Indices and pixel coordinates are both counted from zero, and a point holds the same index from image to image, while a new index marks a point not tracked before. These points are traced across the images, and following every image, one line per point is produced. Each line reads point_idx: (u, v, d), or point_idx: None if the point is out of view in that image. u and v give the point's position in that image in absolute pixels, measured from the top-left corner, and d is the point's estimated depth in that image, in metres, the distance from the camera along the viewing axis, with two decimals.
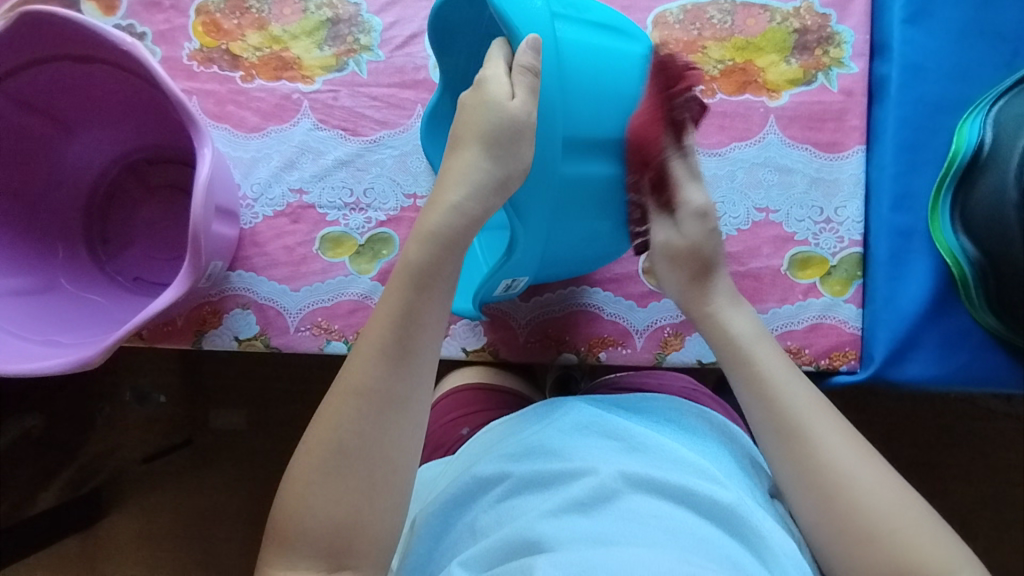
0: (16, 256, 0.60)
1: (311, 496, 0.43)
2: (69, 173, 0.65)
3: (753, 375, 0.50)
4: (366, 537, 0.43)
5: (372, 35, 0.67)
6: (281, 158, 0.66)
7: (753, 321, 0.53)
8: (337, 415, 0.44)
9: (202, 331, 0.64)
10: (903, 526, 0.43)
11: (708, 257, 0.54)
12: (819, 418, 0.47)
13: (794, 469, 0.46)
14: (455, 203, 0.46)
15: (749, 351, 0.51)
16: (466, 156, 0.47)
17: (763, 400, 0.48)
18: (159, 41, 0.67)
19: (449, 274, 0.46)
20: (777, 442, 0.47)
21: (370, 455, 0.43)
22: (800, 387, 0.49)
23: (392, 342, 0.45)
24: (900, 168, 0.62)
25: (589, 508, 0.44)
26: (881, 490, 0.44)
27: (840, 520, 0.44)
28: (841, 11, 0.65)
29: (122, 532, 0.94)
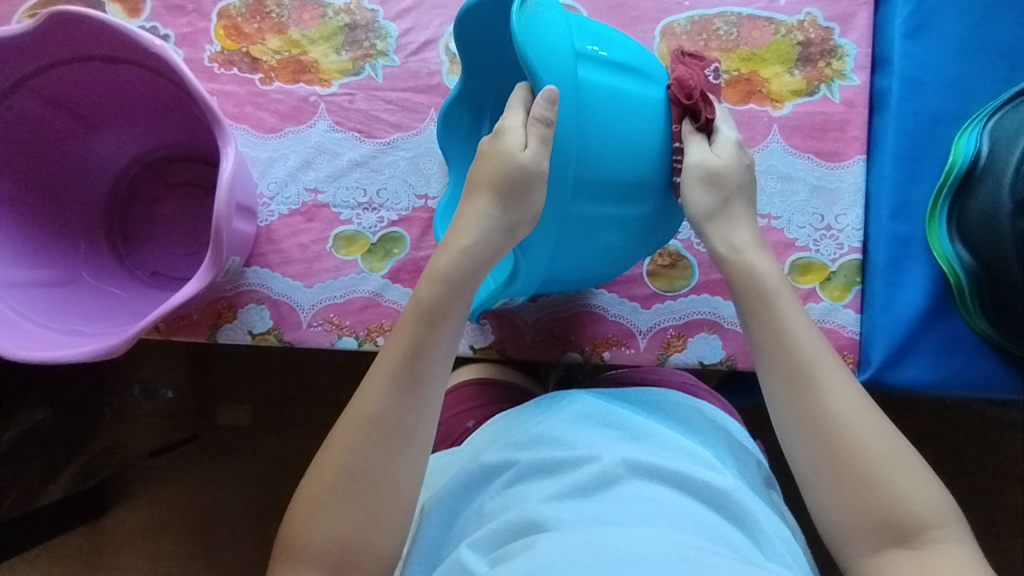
0: (39, 248, 0.62)
1: (319, 515, 0.45)
2: (92, 169, 0.67)
3: (763, 297, 0.51)
4: (369, 552, 0.45)
5: (388, 40, 0.69)
6: (298, 158, 0.68)
7: (776, 270, 0.52)
8: (348, 439, 0.47)
9: (217, 324, 0.66)
10: (888, 455, 0.45)
11: (732, 187, 0.53)
12: (817, 344, 0.49)
13: (789, 385, 0.48)
14: (467, 247, 0.49)
15: (757, 281, 0.51)
16: (478, 204, 0.50)
17: (768, 319, 0.50)
18: (181, 43, 0.69)
19: (457, 311, 0.49)
20: (778, 360, 0.49)
21: (376, 479, 0.46)
22: (812, 339, 0.49)
23: (401, 374, 0.48)
24: (899, 177, 0.64)
25: (593, 492, 0.45)
26: (868, 422, 0.46)
27: (845, 471, 0.45)
28: (844, 24, 0.67)
29: (129, 523, 0.96)
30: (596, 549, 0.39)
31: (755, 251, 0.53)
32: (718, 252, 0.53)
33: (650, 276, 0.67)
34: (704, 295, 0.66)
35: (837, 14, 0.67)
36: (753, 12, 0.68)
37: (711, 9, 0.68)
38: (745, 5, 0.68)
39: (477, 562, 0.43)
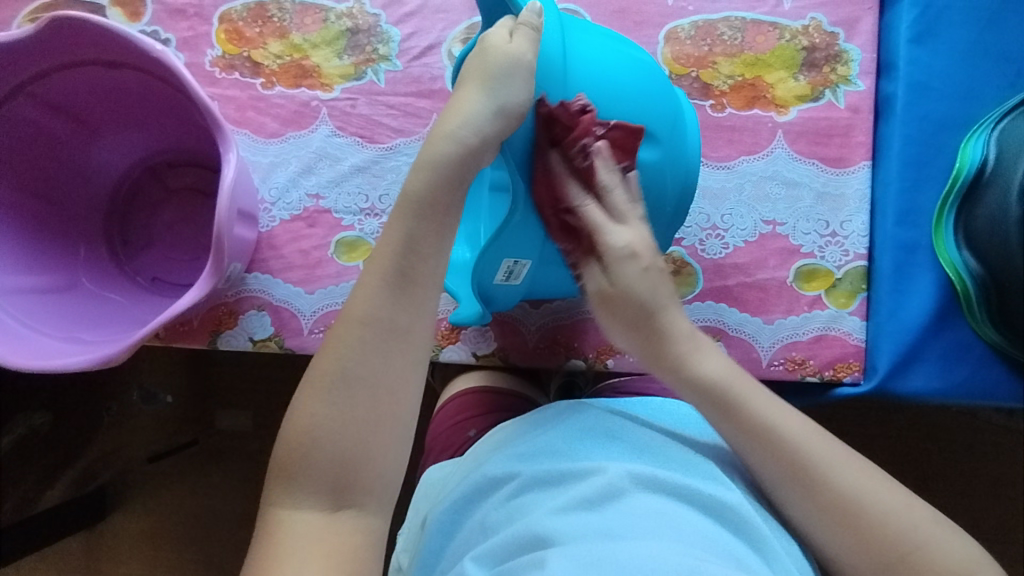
0: (38, 254, 0.62)
1: (317, 424, 0.43)
2: (91, 173, 0.67)
3: (725, 405, 0.50)
4: (370, 468, 0.44)
5: (391, 45, 0.69)
6: (299, 163, 0.67)
7: (724, 360, 0.52)
8: (342, 345, 0.44)
9: (217, 331, 0.65)
10: (902, 519, 0.46)
11: (645, 303, 0.52)
12: (804, 430, 0.49)
13: (788, 483, 0.47)
14: (453, 132, 0.45)
15: (717, 385, 0.50)
16: (462, 97, 0.45)
17: (739, 426, 0.49)
18: (182, 47, 0.68)
19: (452, 209, 0.46)
20: (768, 463, 0.48)
21: (375, 383, 0.44)
22: (789, 418, 0.49)
23: (394, 272, 0.45)
24: (905, 184, 0.64)
25: (598, 505, 0.45)
26: (874, 489, 0.46)
27: (866, 548, 0.45)
28: (849, 30, 0.67)
29: (128, 529, 0.95)
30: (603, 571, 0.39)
31: (698, 352, 0.52)
32: (669, 366, 0.52)
33: None
34: (708, 302, 0.64)
35: (842, 20, 0.67)
36: (757, 17, 0.67)
37: (715, 14, 0.67)
38: (750, 10, 0.67)
39: None
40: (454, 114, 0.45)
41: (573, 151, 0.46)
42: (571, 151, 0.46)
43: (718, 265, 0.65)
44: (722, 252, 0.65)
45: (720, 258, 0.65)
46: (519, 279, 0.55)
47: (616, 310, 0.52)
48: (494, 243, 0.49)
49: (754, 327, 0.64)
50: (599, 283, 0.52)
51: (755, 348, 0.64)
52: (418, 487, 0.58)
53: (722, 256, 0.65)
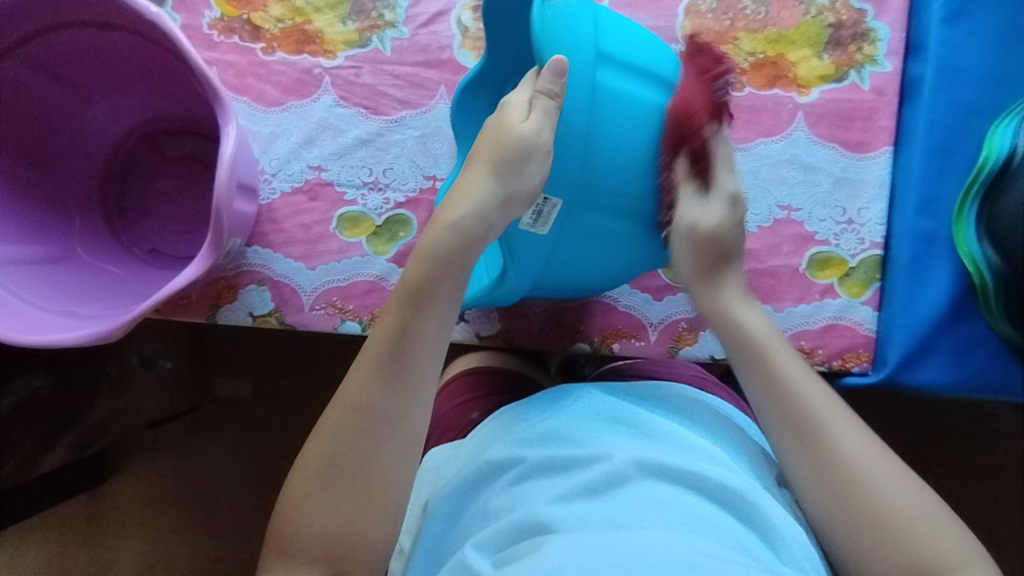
0: (33, 223, 0.60)
1: (308, 505, 0.44)
2: (86, 139, 0.65)
3: (744, 335, 0.51)
4: (381, 476, 0.44)
5: (397, 11, 0.66)
6: (301, 134, 0.65)
7: (766, 320, 0.52)
8: (335, 427, 0.45)
9: (217, 305, 0.64)
10: (916, 514, 0.43)
11: (727, 249, 0.53)
12: (821, 394, 0.48)
13: (800, 450, 0.47)
14: (456, 222, 0.47)
15: (751, 335, 0.51)
16: (472, 177, 0.48)
17: (754, 365, 0.50)
18: (178, 8, 0.65)
19: (447, 292, 0.47)
20: (776, 414, 0.48)
21: (365, 468, 0.44)
22: (810, 384, 0.48)
23: (388, 358, 0.46)
24: (928, 172, 0.62)
25: (600, 492, 0.43)
26: (887, 478, 0.44)
27: (857, 518, 0.43)
28: (878, 7, 0.64)
29: (128, 494, 0.95)
30: (601, 552, 0.38)
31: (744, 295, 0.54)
32: (712, 308, 0.53)
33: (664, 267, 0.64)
34: None
35: None
36: None
37: None
38: None
39: (483, 563, 0.42)
40: (459, 201, 0.48)
41: (710, 122, 0.48)
42: (709, 123, 0.48)
43: None
44: None
45: None
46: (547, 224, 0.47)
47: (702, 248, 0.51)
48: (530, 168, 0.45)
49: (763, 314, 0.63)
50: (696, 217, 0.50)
51: None
52: (421, 471, 0.57)
53: None
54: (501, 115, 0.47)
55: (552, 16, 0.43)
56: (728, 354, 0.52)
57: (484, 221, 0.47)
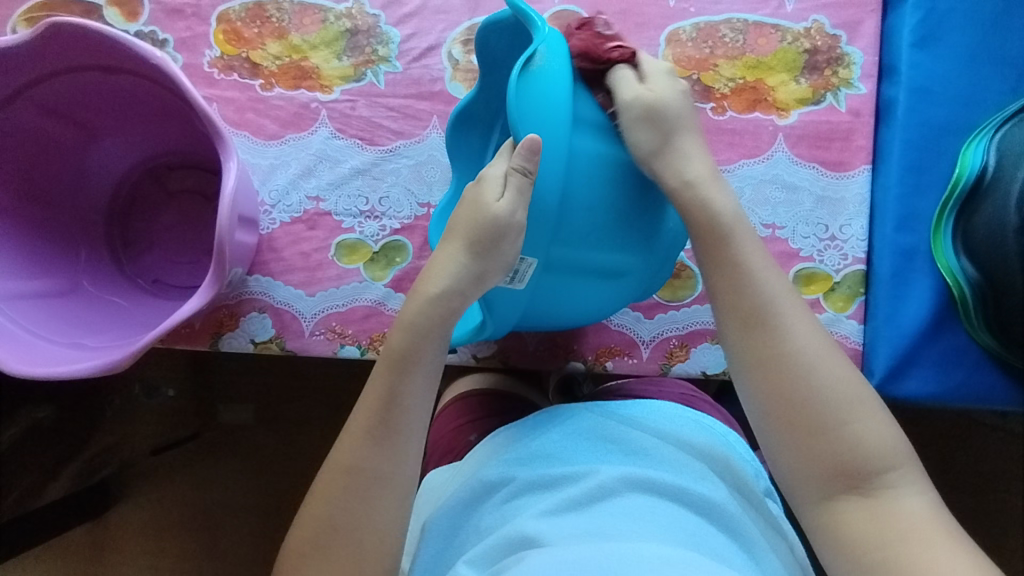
0: (40, 257, 0.62)
1: (304, 567, 0.46)
2: (91, 175, 0.67)
3: (721, 237, 0.50)
4: (372, 535, 0.47)
5: (390, 46, 0.68)
6: (299, 165, 0.67)
7: (740, 220, 0.51)
8: (327, 492, 0.47)
9: (219, 333, 0.66)
10: (865, 430, 0.46)
11: (673, 118, 0.50)
12: (797, 317, 0.48)
13: (763, 373, 0.48)
14: (435, 294, 0.49)
15: (713, 221, 0.50)
16: (450, 249, 0.49)
17: (735, 292, 0.49)
18: (180, 48, 0.68)
19: (428, 357, 0.49)
20: (742, 334, 0.48)
21: (356, 530, 0.46)
22: (782, 297, 0.49)
23: (376, 425, 0.48)
24: (905, 189, 0.64)
25: (586, 506, 0.45)
26: (835, 376, 0.47)
27: (803, 424, 0.46)
28: (851, 32, 0.67)
29: (131, 521, 0.96)
30: (586, 561, 0.39)
31: (712, 185, 0.50)
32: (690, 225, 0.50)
33: None
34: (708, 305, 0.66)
35: (844, 22, 0.67)
36: (760, 19, 0.67)
37: (717, 16, 0.67)
38: (752, 11, 0.67)
39: None
40: (436, 273, 0.50)
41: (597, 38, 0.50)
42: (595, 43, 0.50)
43: None
44: None
45: None
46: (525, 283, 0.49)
47: (653, 118, 0.49)
48: (501, 245, 0.47)
49: None
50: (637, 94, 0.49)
51: None
52: (418, 493, 0.58)
53: None
54: (478, 188, 0.48)
55: (532, 83, 0.43)
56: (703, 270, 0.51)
57: (460, 295, 0.49)
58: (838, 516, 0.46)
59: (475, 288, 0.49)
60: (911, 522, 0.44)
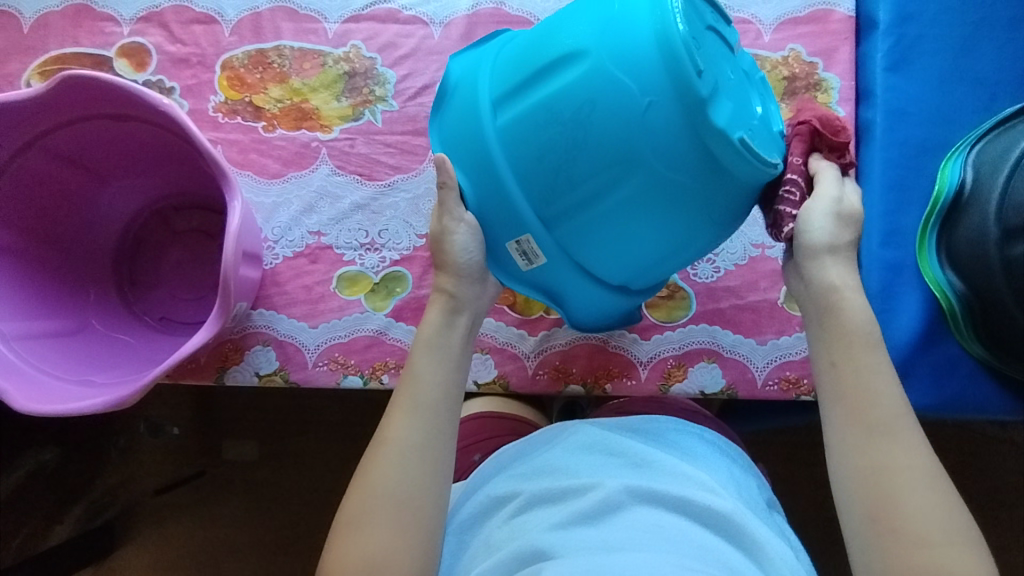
0: (49, 299, 0.64)
1: (354, 537, 0.48)
2: (101, 218, 0.69)
3: (853, 339, 0.49)
4: (411, 502, 0.49)
5: (387, 86, 0.71)
6: (301, 202, 0.70)
7: (868, 317, 0.49)
8: (376, 464, 0.50)
9: (224, 367, 0.67)
10: (946, 558, 0.44)
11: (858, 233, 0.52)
12: (909, 438, 0.47)
13: (864, 486, 0.47)
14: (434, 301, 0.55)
15: (846, 326, 0.49)
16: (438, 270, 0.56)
17: (853, 383, 0.48)
18: (186, 95, 0.71)
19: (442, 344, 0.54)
20: (847, 421, 0.48)
21: (401, 496, 0.49)
22: (890, 394, 0.48)
23: (410, 402, 0.52)
24: (888, 207, 0.66)
25: (596, 519, 0.45)
26: (926, 484, 0.45)
27: (879, 517, 0.46)
28: (827, 59, 0.69)
29: (136, 562, 0.96)
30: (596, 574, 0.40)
31: (851, 291, 0.50)
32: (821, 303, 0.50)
33: (649, 307, 0.67)
34: (703, 325, 0.67)
35: (820, 49, 0.70)
36: None
37: None
38: None
39: None
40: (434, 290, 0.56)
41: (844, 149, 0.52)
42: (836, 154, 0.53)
43: (709, 289, 0.67)
44: (714, 276, 0.67)
45: (712, 282, 0.67)
46: (540, 254, 0.51)
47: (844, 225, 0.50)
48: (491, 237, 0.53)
49: (747, 347, 0.66)
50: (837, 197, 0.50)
51: (750, 369, 0.66)
52: None
53: (713, 280, 0.67)
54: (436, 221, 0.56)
55: (448, 130, 0.53)
56: (816, 349, 0.51)
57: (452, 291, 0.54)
58: None
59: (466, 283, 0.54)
60: None
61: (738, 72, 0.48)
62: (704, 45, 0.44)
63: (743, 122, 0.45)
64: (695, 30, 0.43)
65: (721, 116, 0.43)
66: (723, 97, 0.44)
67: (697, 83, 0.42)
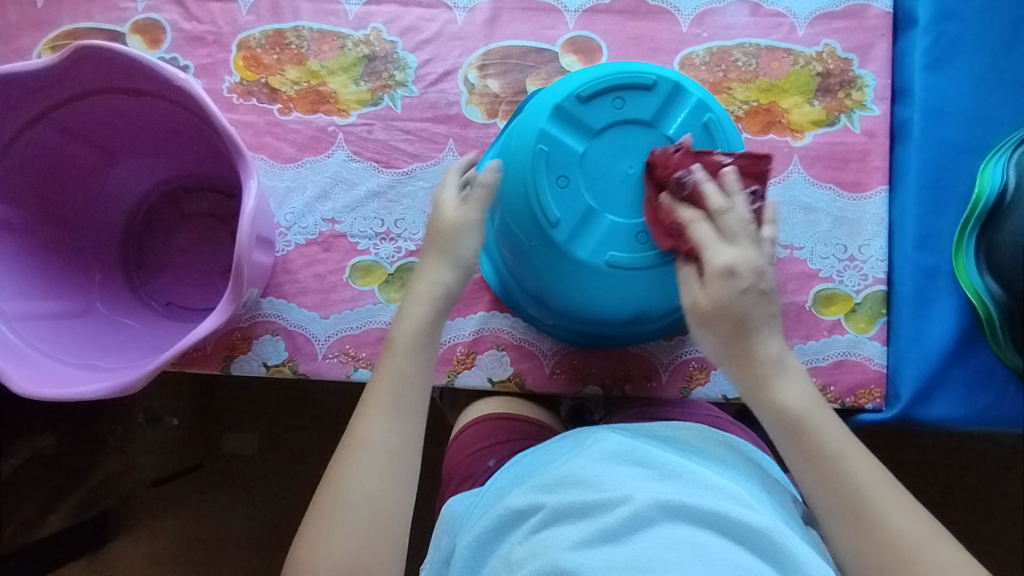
0: (53, 279, 0.61)
1: (324, 542, 0.46)
2: (108, 198, 0.67)
3: (798, 423, 0.48)
4: (383, 509, 0.47)
5: (407, 71, 0.69)
6: (315, 188, 0.68)
7: (807, 389, 0.49)
8: (352, 466, 0.48)
9: (231, 356, 0.65)
10: None
11: (743, 318, 0.49)
12: (891, 496, 0.47)
13: (878, 567, 0.45)
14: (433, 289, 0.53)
15: (790, 412, 0.49)
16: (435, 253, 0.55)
17: (817, 463, 0.48)
18: (200, 74, 0.69)
19: (428, 344, 0.53)
20: (828, 496, 0.47)
21: (373, 501, 0.47)
22: (861, 458, 0.48)
23: (389, 401, 0.50)
24: (923, 209, 0.64)
25: (624, 537, 0.43)
26: (932, 543, 0.45)
27: None
28: (863, 56, 0.67)
29: (130, 555, 0.93)
30: None
31: (778, 375, 0.49)
32: (752, 390, 0.50)
33: None
34: None
35: (856, 46, 0.67)
36: (771, 43, 0.68)
37: (730, 40, 0.68)
38: (764, 36, 0.68)
39: None
40: (424, 276, 0.54)
41: (674, 180, 0.52)
42: (672, 183, 0.52)
43: None
44: None
45: None
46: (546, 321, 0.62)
47: (711, 323, 0.50)
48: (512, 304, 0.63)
49: None
50: (696, 299, 0.50)
51: None
52: (439, 519, 0.56)
53: None
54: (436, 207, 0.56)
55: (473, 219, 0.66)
56: (772, 435, 0.50)
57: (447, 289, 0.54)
58: None
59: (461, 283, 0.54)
60: None
61: (645, 160, 0.56)
62: (582, 169, 0.55)
63: (621, 234, 0.55)
64: (563, 165, 0.55)
65: (584, 251, 0.54)
66: (601, 219, 0.55)
67: (554, 231, 0.54)
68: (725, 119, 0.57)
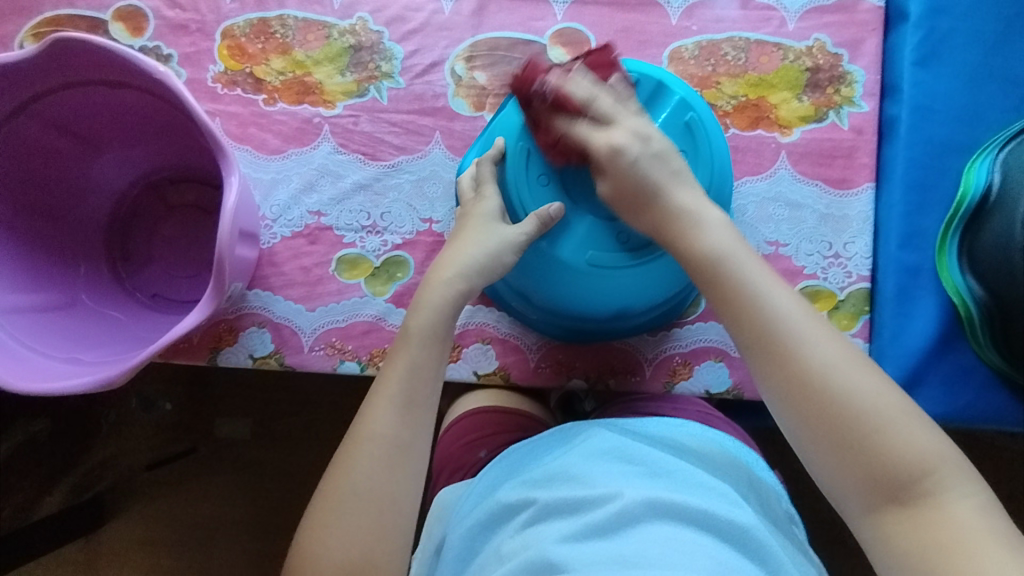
0: (36, 271, 0.61)
1: (328, 537, 0.46)
2: (92, 188, 0.67)
3: (716, 266, 0.50)
4: (389, 505, 0.47)
5: (394, 62, 0.69)
6: (301, 180, 0.67)
7: (729, 232, 0.51)
8: (360, 461, 0.48)
9: (218, 348, 0.65)
10: (911, 449, 0.44)
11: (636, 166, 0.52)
12: (812, 327, 0.47)
13: (796, 403, 0.46)
14: (449, 279, 0.53)
15: (710, 253, 0.50)
16: (462, 244, 0.54)
17: (745, 312, 0.49)
18: (184, 63, 0.68)
19: (444, 335, 0.52)
20: (751, 336, 0.48)
21: (381, 497, 0.47)
22: (781, 293, 0.49)
23: (401, 395, 0.50)
24: (908, 207, 0.64)
25: (611, 532, 0.44)
26: (853, 372, 0.46)
27: (817, 424, 0.46)
28: (853, 51, 0.67)
29: (122, 538, 0.94)
30: None
31: (690, 217, 0.51)
32: (667, 232, 0.52)
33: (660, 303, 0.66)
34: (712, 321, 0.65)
35: (846, 40, 0.67)
36: (761, 37, 0.67)
37: (719, 34, 0.67)
38: (754, 30, 0.67)
39: None
40: (447, 263, 0.53)
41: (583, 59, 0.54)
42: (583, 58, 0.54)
43: None
44: None
45: None
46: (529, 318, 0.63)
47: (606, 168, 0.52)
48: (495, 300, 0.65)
49: None
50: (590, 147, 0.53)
51: None
52: (432, 509, 0.57)
53: None
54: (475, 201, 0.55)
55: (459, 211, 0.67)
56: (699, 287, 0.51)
57: (470, 282, 0.53)
58: (883, 529, 0.44)
59: (480, 278, 0.53)
60: (957, 532, 0.42)
61: None
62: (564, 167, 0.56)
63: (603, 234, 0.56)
64: (545, 164, 0.56)
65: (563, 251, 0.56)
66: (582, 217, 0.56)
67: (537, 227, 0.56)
68: (708, 119, 0.56)
